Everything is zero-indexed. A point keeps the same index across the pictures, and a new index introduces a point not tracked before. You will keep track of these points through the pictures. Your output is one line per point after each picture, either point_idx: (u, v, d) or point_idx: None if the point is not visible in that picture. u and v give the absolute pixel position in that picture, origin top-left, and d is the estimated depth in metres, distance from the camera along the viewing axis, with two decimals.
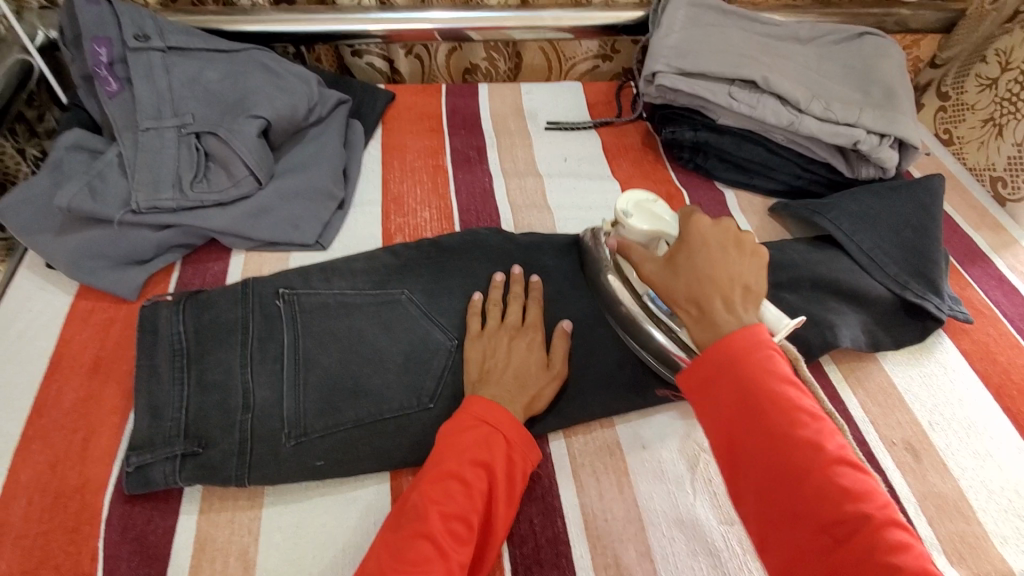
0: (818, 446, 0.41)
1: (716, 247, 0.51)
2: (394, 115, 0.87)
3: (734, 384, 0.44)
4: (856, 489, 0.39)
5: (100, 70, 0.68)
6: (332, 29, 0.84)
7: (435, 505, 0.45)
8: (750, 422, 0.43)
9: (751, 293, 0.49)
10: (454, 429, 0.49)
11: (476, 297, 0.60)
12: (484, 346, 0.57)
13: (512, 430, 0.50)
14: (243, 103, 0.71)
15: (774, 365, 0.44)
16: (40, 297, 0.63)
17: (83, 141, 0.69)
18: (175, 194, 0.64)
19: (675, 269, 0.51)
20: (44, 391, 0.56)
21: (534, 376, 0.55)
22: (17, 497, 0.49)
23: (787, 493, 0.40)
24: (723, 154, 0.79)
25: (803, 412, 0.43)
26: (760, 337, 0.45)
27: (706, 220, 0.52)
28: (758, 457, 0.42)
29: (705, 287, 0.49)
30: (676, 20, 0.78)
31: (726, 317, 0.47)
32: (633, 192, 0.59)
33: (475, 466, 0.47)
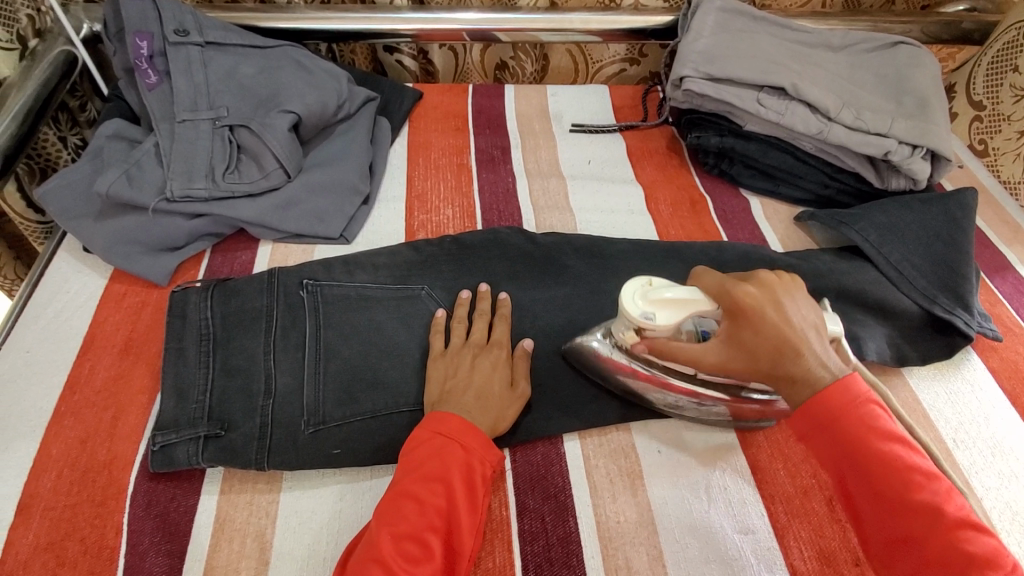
0: (937, 510, 0.40)
1: (773, 311, 0.47)
2: (420, 114, 0.88)
3: (844, 441, 0.43)
4: (982, 555, 0.38)
5: (141, 62, 0.70)
6: (362, 27, 0.86)
7: (388, 527, 0.44)
8: (862, 483, 0.42)
9: (821, 328, 0.47)
10: (412, 446, 0.49)
11: (440, 314, 0.60)
12: (442, 365, 0.56)
13: (470, 438, 0.49)
14: (275, 98, 0.73)
15: (881, 421, 0.43)
16: (76, 279, 0.65)
17: (122, 131, 0.71)
18: (208, 184, 0.66)
19: (743, 346, 0.47)
20: (76, 368, 0.58)
21: (498, 396, 0.53)
22: (48, 470, 0.51)
23: (905, 555, 0.41)
24: (749, 161, 0.78)
25: (916, 472, 0.41)
26: (861, 390, 0.43)
27: (746, 284, 0.48)
28: (875, 519, 0.42)
29: (789, 351, 0.45)
30: (706, 25, 0.77)
31: (819, 370, 0.44)
32: (625, 290, 0.51)
33: (433, 481, 0.47)
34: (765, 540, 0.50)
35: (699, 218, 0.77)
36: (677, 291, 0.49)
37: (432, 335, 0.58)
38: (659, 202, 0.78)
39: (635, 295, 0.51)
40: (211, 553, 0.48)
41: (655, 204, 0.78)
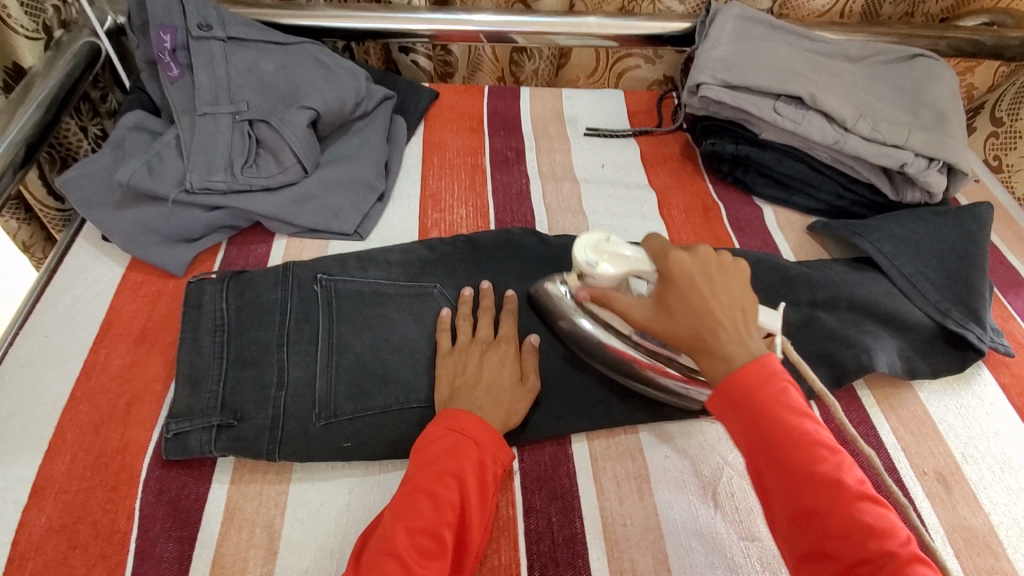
0: (840, 482, 0.39)
1: (702, 280, 0.49)
2: (436, 114, 0.89)
3: (753, 417, 0.43)
4: (880, 526, 0.38)
5: (164, 56, 0.71)
6: (381, 26, 0.87)
7: (403, 520, 0.44)
8: (768, 458, 0.42)
9: (748, 312, 0.48)
10: (426, 441, 0.50)
11: (446, 313, 0.60)
12: (450, 361, 0.56)
13: (483, 434, 0.50)
14: (294, 94, 0.74)
15: (790, 399, 0.43)
16: (94, 267, 0.66)
17: (143, 122, 0.72)
18: (226, 177, 0.67)
19: (670, 311, 0.49)
20: (92, 354, 0.58)
21: (508, 391, 0.54)
22: (62, 453, 0.52)
23: (808, 530, 0.39)
24: (764, 169, 0.79)
25: (822, 446, 0.41)
26: (775, 366, 0.44)
27: (681, 252, 0.50)
28: (781, 496, 0.41)
29: (707, 323, 0.47)
30: (725, 33, 0.78)
31: (737, 351, 0.45)
32: (581, 238, 0.55)
33: (447, 476, 0.47)
34: (771, 548, 0.50)
35: (711, 224, 0.77)
36: (625, 249, 0.54)
37: (439, 334, 0.58)
38: (672, 208, 0.78)
39: (588, 245, 0.55)
40: (220, 541, 0.49)
41: (668, 210, 0.78)
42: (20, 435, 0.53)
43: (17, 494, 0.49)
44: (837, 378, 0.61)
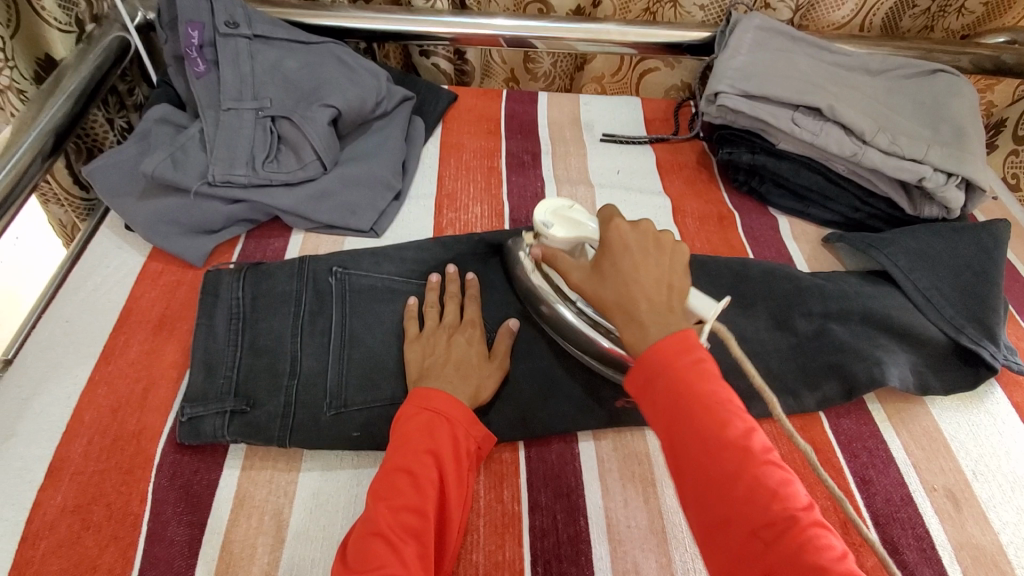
0: (748, 449, 0.40)
1: (637, 250, 0.51)
2: (454, 115, 0.90)
3: (669, 389, 0.43)
4: (783, 490, 0.39)
5: (191, 51, 0.73)
6: (403, 29, 0.88)
7: (384, 501, 0.45)
8: (682, 431, 0.42)
9: (675, 290, 0.49)
10: (400, 422, 0.50)
11: (413, 301, 0.61)
12: (456, 346, 0.56)
13: (454, 410, 0.51)
14: (316, 92, 0.75)
15: (706, 371, 0.43)
16: (116, 255, 0.68)
17: (169, 116, 0.74)
18: (248, 171, 0.68)
19: (601, 275, 0.51)
20: (111, 340, 0.60)
21: (476, 367, 0.55)
22: (80, 435, 0.53)
23: (716, 497, 0.40)
24: (780, 179, 0.78)
25: (734, 416, 0.42)
26: (692, 341, 0.45)
27: (624, 222, 0.52)
28: (693, 466, 0.41)
29: (631, 290, 0.49)
30: (744, 43, 0.78)
31: (651, 317, 0.47)
32: (548, 202, 0.60)
33: (422, 454, 0.48)
34: None
35: (725, 232, 0.77)
36: (580, 217, 0.58)
37: (407, 321, 0.60)
38: (686, 215, 0.78)
39: (548, 210, 0.60)
40: (229, 527, 0.49)
41: (683, 217, 0.78)
42: (39, 416, 0.54)
43: (34, 474, 0.51)
44: (848, 391, 0.61)
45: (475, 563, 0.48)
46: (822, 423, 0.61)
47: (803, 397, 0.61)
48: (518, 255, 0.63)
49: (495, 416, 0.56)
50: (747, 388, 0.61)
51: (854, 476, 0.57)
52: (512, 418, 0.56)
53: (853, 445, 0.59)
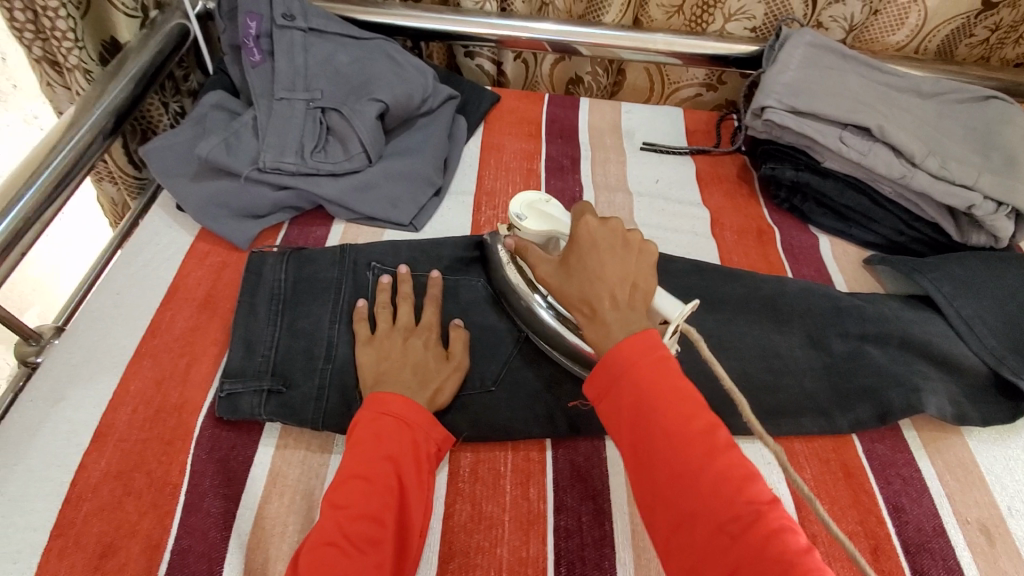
0: (711, 445, 0.40)
1: (604, 247, 0.50)
2: (496, 117, 0.90)
3: (633, 387, 0.43)
4: (747, 483, 0.39)
5: (248, 41, 0.75)
6: (452, 29, 0.89)
7: (341, 510, 0.45)
8: (647, 428, 0.42)
9: (640, 290, 0.49)
10: (356, 427, 0.50)
11: (363, 303, 0.60)
12: (412, 348, 0.56)
13: (412, 413, 0.51)
14: (366, 86, 0.77)
15: (671, 368, 0.43)
16: (166, 233, 0.70)
17: (224, 103, 0.76)
18: (296, 159, 0.70)
19: (568, 271, 0.50)
20: (159, 315, 0.62)
21: (433, 370, 0.55)
22: (125, 404, 0.55)
23: (680, 492, 0.39)
24: (823, 198, 0.77)
25: (698, 413, 0.42)
26: (655, 341, 0.44)
27: (594, 218, 0.51)
28: (656, 465, 0.41)
29: (596, 287, 0.48)
30: (793, 58, 0.78)
31: (612, 314, 0.47)
32: (522, 194, 0.62)
33: (381, 461, 0.48)
34: None
35: (764, 248, 0.76)
36: (554, 212, 0.60)
37: (358, 322, 0.59)
38: (725, 228, 0.78)
39: (525, 202, 0.61)
40: (262, 503, 0.51)
41: (721, 230, 0.77)
42: (87, 383, 0.56)
43: (81, 438, 0.53)
44: (883, 415, 0.59)
45: (500, 557, 0.49)
46: (856, 445, 0.60)
47: (836, 418, 0.60)
48: (496, 252, 0.64)
49: (524, 414, 0.56)
50: (780, 404, 0.60)
51: (886, 503, 0.56)
52: (540, 417, 0.56)
53: (887, 472, 0.58)
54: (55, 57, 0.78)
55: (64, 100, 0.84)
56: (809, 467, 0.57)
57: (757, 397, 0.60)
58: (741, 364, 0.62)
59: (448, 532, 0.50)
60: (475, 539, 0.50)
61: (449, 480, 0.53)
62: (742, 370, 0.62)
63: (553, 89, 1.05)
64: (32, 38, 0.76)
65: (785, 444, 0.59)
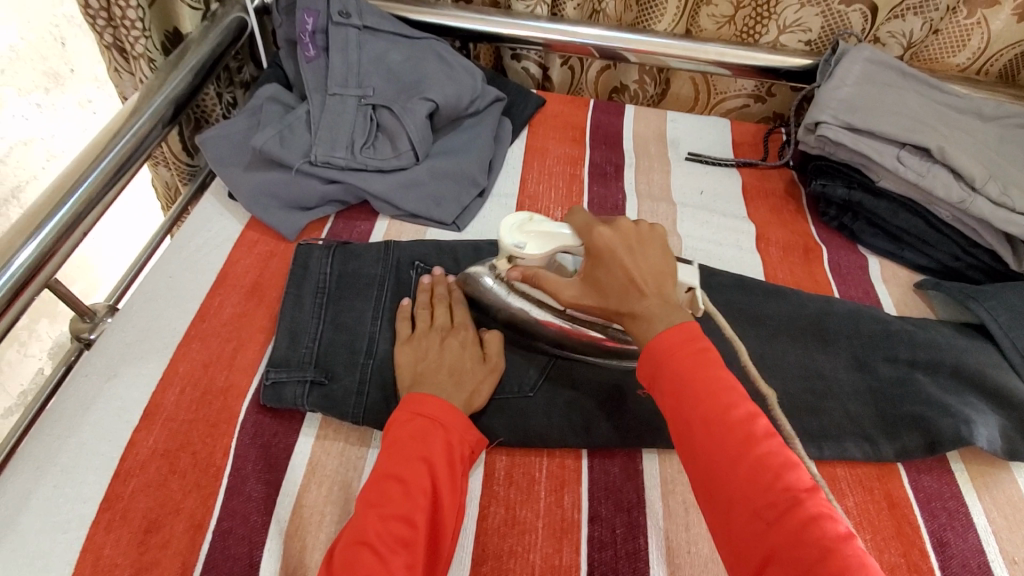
0: (752, 433, 0.40)
1: (625, 249, 0.51)
2: (541, 120, 0.90)
3: (671, 376, 0.44)
4: (787, 470, 0.39)
5: (304, 36, 0.77)
6: (501, 31, 0.89)
7: (375, 509, 0.45)
8: (687, 416, 0.42)
9: (666, 277, 0.50)
10: (392, 428, 0.51)
11: (406, 301, 0.61)
12: (450, 348, 0.57)
13: (447, 416, 0.51)
14: (417, 85, 0.78)
15: (709, 359, 0.44)
16: (217, 220, 0.72)
17: (278, 95, 0.78)
18: (347, 154, 0.72)
19: (597, 284, 0.52)
20: (208, 300, 0.64)
21: (469, 371, 0.56)
22: (173, 384, 0.56)
23: (721, 479, 0.40)
24: (875, 218, 0.76)
25: (739, 402, 0.42)
26: (694, 332, 0.45)
27: (604, 227, 0.52)
28: (695, 454, 0.42)
29: (628, 286, 0.49)
30: (850, 74, 0.76)
31: (651, 306, 0.47)
32: (504, 221, 0.58)
33: (416, 462, 0.48)
34: None
35: (811, 267, 0.74)
36: (548, 226, 0.56)
37: (399, 321, 0.60)
38: (770, 244, 0.76)
39: (512, 227, 0.57)
40: (301, 491, 0.52)
41: (767, 246, 0.76)
42: (138, 362, 0.58)
43: (131, 414, 0.54)
44: (931, 445, 0.57)
45: (532, 563, 0.49)
46: (901, 476, 0.58)
47: (881, 446, 0.58)
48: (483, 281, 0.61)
49: (561, 421, 0.56)
50: (822, 428, 0.58)
51: (931, 536, 0.54)
52: (576, 425, 0.56)
53: (932, 504, 0.56)
54: (124, 45, 0.80)
55: (129, 87, 0.87)
56: (852, 494, 0.56)
57: (799, 418, 0.59)
58: (783, 384, 0.61)
59: (482, 533, 0.50)
60: (508, 543, 0.50)
61: (483, 482, 0.53)
62: (783, 390, 0.61)
63: (596, 96, 1.05)
64: (103, 26, 0.78)
65: (826, 469, 0.58)
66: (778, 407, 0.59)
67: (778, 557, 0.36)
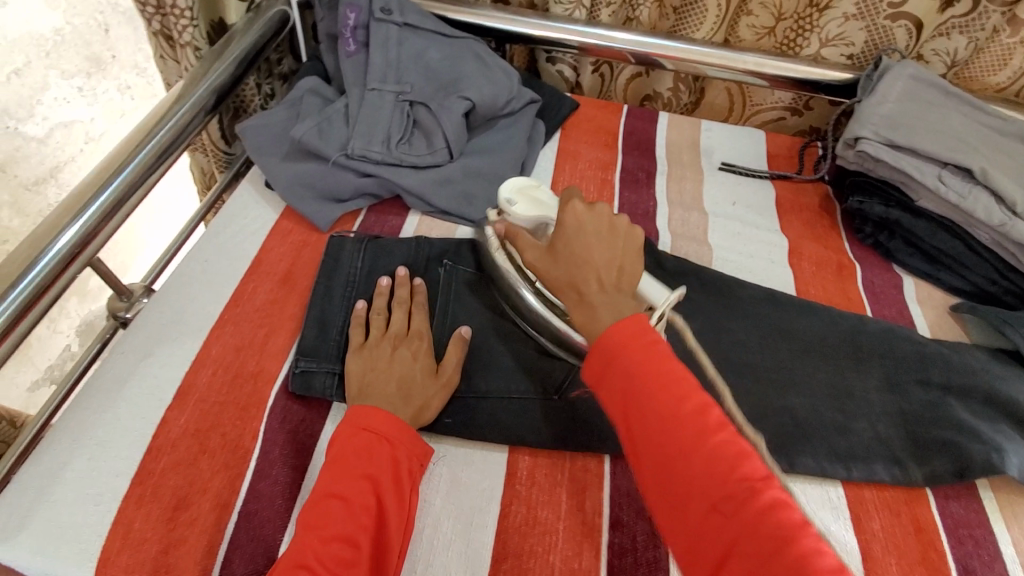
0: (704, 426, 0.41)
1: (592, 232, 0.51)
2: (574, 123, 0.90)
3: (623, 375, 0.43)
4: (742, 461, 0.39)
5: (346, 31, 0.78)
6: (539, 33, 0.90)
7: (313, 532, 0.45)
8: (641, 413, 0.42)
9: (626, 275, 0.50)
10: (335, 445, 0.50)
11: (361, 306, 0.61)
12: (400, 362, 0.56)
13: (393, 429, 0.50)
14: (454, 84, 0.79)
15: (662, 352, 0.44)
16: (253, 208, 0.73)
17: (318, 88, 0.79)
18: (383, 149, 0.73)
19: (556, 255, 0.51)
20: (242, 285, 0.65)
21: (420, 384, 0.55)
22: (206, 365, 0.58)
23: (675, 473, 0.40)
24: (912, 238, 0.74)
25: (690, 395, 0.42)
26: (646, 327, 0.45)
27: (580, 203, 0.52)
28: (650, 453, 0.41)
29: (584, 270, 0.49)
30: (893, 90, 0.75)
31: (597, 296, 0.48)
32: (513, 181, 0.67)
33: (360, 480, 0.48)
34: None
35: (843, 283, 0.73)
36: (542, 198, 0.66)
37: (354, 329, 0.59)
38: (802, 258, 0.75)
39: (514, 188, 0.67)
40: None
41: (798, 260, 0.75)
42: (173, 342, 0.59)
43: (164, 393, 0.55)
44: (961, 471, 0.56)
45: (552, 564, 0.49)
46: (929, 501, 0.57)
47: (910, 469, 0.57)
48: (493, 244, 0.65)
49: (585, 426, 0.56)
50: (849, 448, 0.57)
51: (957, 564, 0.53)
52: (600, 430, 0.56)
53: (959, 531, 0.55)
54: (171, 33, 0.83)
55: (173, 74, 0.89)
56: (878, 517, 0.55)
57: (826, 436, 0.58)
58: (811, 401, 0.60)
59: (502, 531, 0.50)
60: (527, 543, 0.50)
61: (506, 481, 0.53)
62: (811, 407, 0.60)
63: (626, 102, 1.05)
64: (152, 13, 0.80)
65: (853, 490, 0.57)
66: (805, 423, 0.58)
67: (739, 547, 0.37)
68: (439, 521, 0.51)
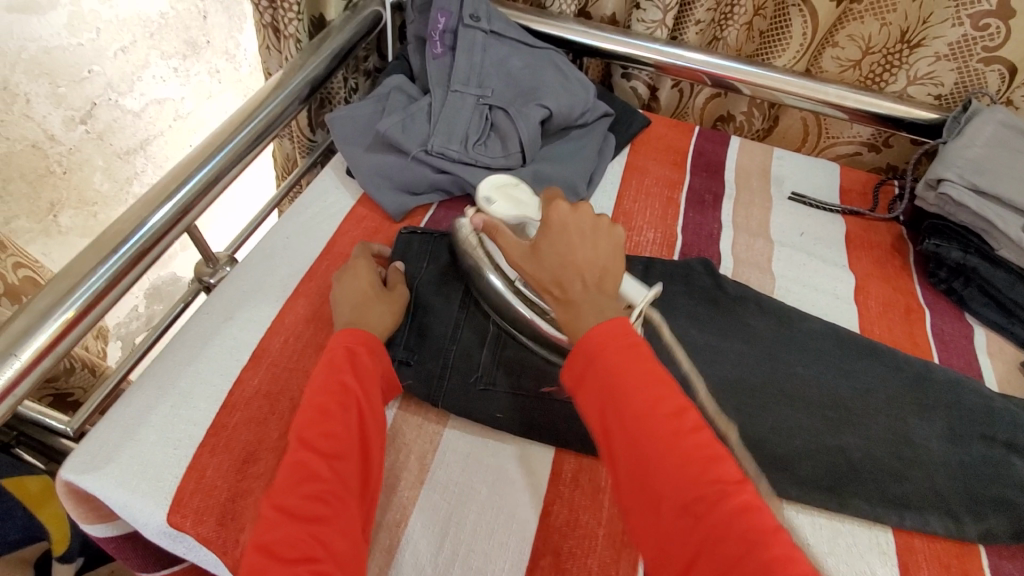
0: (677, 429, 0.41)
1: (575, 231, 0.52)
2: (644, 140, 0.91)
3: (601, 374, 0.44)
4: (718, 462, 0.40)
5: (435, 35, 0.82)
6: (618, 49, 0.91)
7: (306, 431, 0.50)
8: (618, 411, 0.43)
9: (609, 274, 0.51)
10: (317, 366, 0.55)
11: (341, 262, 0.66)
12: (345, 280, 0.63)
13: (363, 343, 0.56)
14: (534, 92, 0.82)
15: (641, 352, 0.45)
16: (332, 193, 0.77)
17: (404, 86, 0.83)
18: (460, 147, 0.76)
19: (540, 254, 0.51)
20: (317, 264, 0.69)
21: (375, 299, 0.62)
22: (279, 333, 0.61)
23: (647, 475, 0.41)
24: (989, 287, 0.72)
25: (665, 394, 0.43)
26: (625, 328, 0.46)
27: (564, 203, 0.53)
28: (625, 451, 0.42)
29: (568, 271, 0.50)
30: (982, 134, 0.73)
31: (583, 296, 0.49)
32: (492, 178, 0.67)
33: (336, 388, 0.53)
34: None
35: (911, 327, 0.71)
36: (520, 198, 0.66)
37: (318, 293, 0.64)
38: (869, 297, 0.74)
39: (494, 185, 0.67)
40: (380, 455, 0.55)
41: (864, 299, 0.74)
42: (251, 309, 0.63)
43: (242, 355, 0.59)
44: (1018, 532, 0.54)
45: (589, 566, 0.50)
46: (982, 559, 0.54)
47: (966, 524, 0.55)
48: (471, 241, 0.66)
49: None
50: (904, 493, 0.56)
51: None
52: None
53: None
54: (279, 25, 0.88)
55: (274, 64, 0.95)
56: (929, 568, 0.53)
57: (881, 480, 0.56)
58: (867, 443, 0.59)
59: (544, 526, 0.52)
60: (567, 543, 0.51)
61: (550, 480, 0.55)
62: (866, 448, 0.58)
63: (700, 122, 1.04)
64: (266, 6, 0.87)
65: (904, 538, 0.55)
66: (858, 464, 0.57)
67: (705, 551, 0.37)
68: (483, 509, 0.52)
